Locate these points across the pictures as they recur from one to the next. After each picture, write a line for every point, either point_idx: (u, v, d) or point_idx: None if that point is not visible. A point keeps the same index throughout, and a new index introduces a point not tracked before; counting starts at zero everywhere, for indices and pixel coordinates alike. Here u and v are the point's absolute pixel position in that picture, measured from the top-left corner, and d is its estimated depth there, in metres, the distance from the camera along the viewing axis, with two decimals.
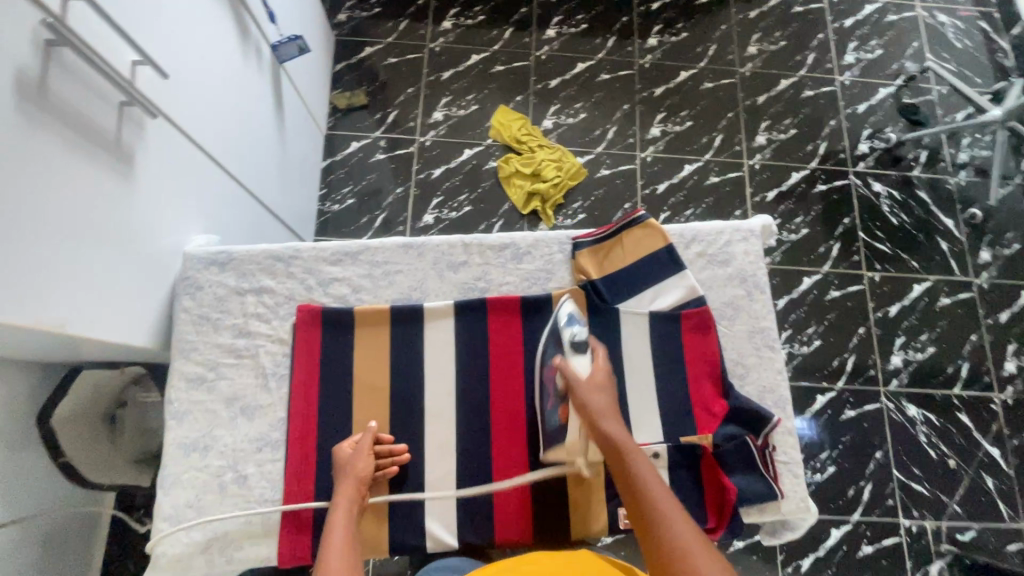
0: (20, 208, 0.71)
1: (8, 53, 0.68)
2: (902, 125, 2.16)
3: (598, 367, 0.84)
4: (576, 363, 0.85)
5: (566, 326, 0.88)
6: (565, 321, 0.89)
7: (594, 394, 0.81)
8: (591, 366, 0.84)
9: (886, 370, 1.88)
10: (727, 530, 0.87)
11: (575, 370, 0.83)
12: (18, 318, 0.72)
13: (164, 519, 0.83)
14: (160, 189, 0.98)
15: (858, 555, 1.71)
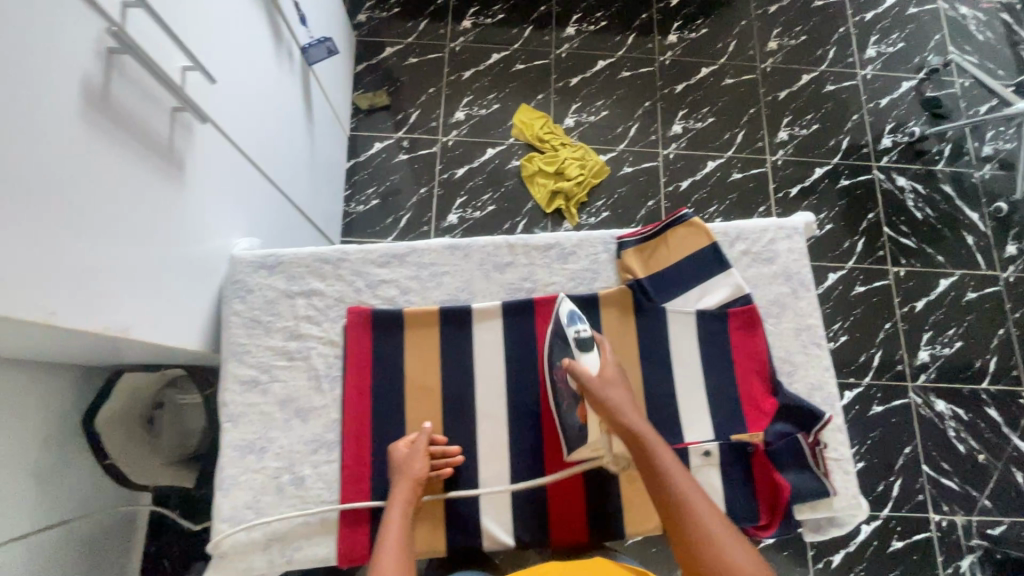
0: (85, 215, 0.72)
1: (74, 60, 0.68)
2: (925, 119, 2.15)
3: (608, 362, 0.86)
4: (585, 361, 0.86)
5: (568, 326, 0.88)
6: (566, 320, 0.89)
7: (612, 391, 0.83)
8: (600, 361, 0.86)
9: (913, 365, 1.88)
10: (780, 528, 0.88)
11: (586, 368, 0.85)
12: (88, 325, 0.73)
13: (224, 520, 0.84)
14: (208, 192, 0.99)
15: (888, 551, 1.71)
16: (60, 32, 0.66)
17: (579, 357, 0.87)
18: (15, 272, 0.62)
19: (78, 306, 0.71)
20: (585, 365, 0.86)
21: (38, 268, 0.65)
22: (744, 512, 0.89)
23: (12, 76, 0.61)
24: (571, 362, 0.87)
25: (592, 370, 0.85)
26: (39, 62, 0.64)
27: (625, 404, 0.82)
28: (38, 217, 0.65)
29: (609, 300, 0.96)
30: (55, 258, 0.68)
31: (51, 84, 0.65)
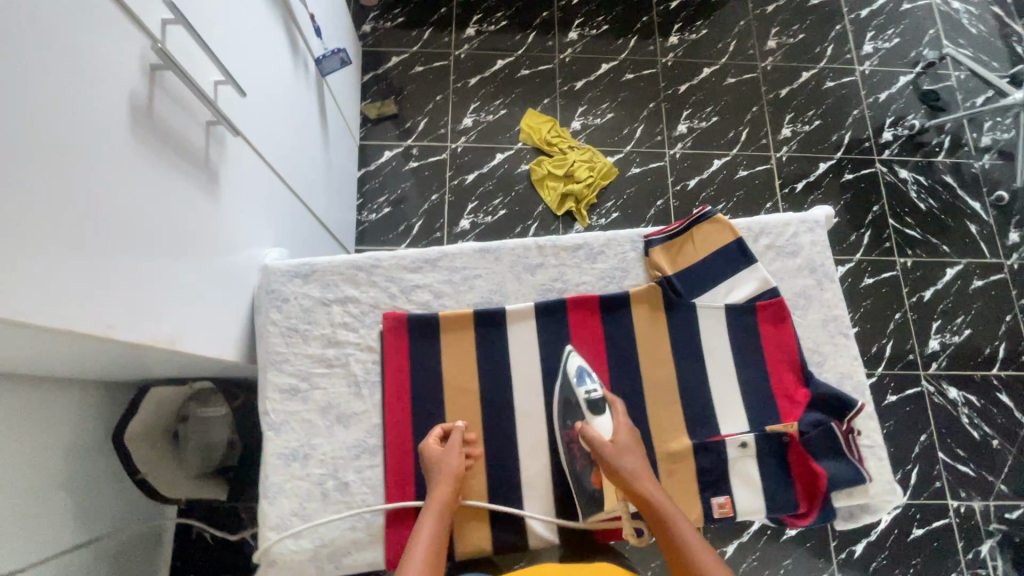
0: (133, 228, 0.73)
1: (120, 79, 0.70)
2: (923, 111, 2.19)
3: (620, 425, 0.87)
4: (597, 425, 0.88)
5: (579, 387, 0.90)
6: (577, 379, 0.91)
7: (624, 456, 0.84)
8: (613, 425, 0.87)
9: (925, 354, 1.90)
10: (818, 516, 0.89)
11: (598, 433, 0.86)
12: (140, 337, 0.74)
13: (272, 528, 0.85)
14: (239, 204, 1.00)
15: (909, 538, 1.72)
16: (107, 50, 0.68)
17: (591, 421, 0.88)
18: (72, 287, 0.63)
19: (131, 318, 0.72)
20: (598, 430, 0.87)
21: (92, 281, 0.66)
22: (782, 501, 0.91)
23: (65, 96, 0.62)
24: (584, 426, 0.88)
25: (605, 435, 0.87)
26: (89, 81, 0.65)
27: (637, 470, 0.83)
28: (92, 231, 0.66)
29: (639, 298, 0.98)
30: (109, 271, 0.69)
31: (100, 102, 0.67)
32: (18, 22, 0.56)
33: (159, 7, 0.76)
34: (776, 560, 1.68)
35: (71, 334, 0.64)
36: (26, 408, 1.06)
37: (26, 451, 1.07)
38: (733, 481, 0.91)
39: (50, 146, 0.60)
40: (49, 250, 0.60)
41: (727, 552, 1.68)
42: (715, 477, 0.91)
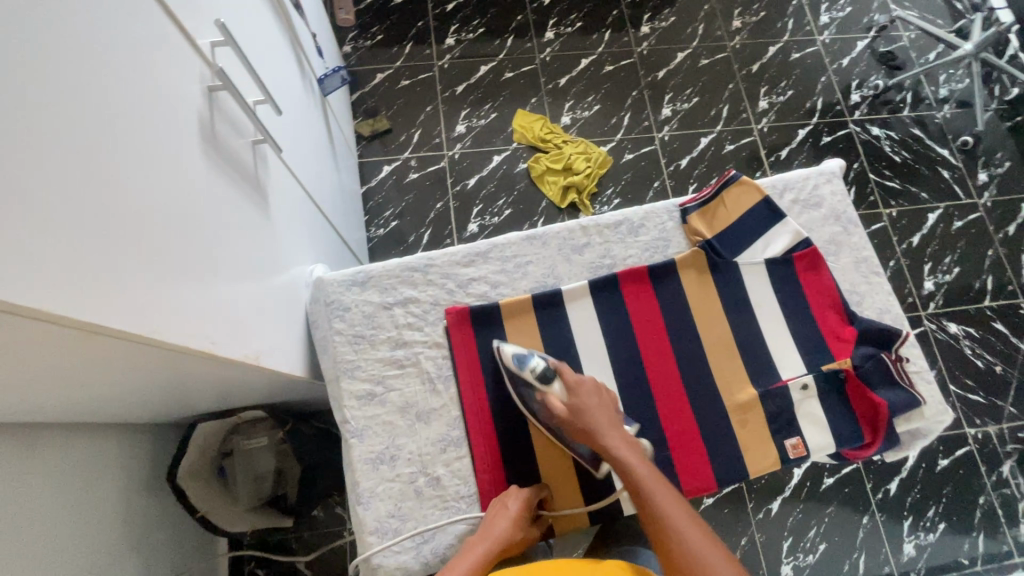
0: (216, 248, 0.76)
1: (186, 99, 0.72)
2: (883, 71, 2.32)
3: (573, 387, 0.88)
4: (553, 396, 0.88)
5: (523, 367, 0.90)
6: (518, 364, 0.90)
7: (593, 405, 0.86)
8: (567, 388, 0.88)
9: (922, 295, 2.01)
10: (884, 443, 0.94)
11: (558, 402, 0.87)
12: (235, 353, 0.77)
13: (372, 533, 0.85)
14: (286, 220, 1.02)
15: (937, 470, 1.81)
16: (176, 73, 0.70)
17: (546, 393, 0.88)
18: (180, 306, 0.65)
19: (227, 335, 0.75)
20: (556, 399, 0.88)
21: (196, 299, 0.69)
22: (847, 433, 0.96)
23: (150, 116, 0.64)
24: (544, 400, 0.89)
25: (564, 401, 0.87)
26: (165, 100, 0.67)
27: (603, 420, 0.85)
28: (189, 253, 0.69)
29: (685, 263, 1.02)
30: (206, 291, 0.71)
31: (174, 121, 0.68)
32: (106, 44, 0.57)
33: (209, 30, 0.79)
34: (819, 510, 1.74)
35: (186, 353, 0.67)
36: (77, 457, 1.03)
37: (82, 500, 1.04)
38: (801, 422, 0.96)
39: (145, 165, 0.62)
40: (161, 272, 0.63)
41: (774, 509, 1.73)
42: (784, 421, 0.96)
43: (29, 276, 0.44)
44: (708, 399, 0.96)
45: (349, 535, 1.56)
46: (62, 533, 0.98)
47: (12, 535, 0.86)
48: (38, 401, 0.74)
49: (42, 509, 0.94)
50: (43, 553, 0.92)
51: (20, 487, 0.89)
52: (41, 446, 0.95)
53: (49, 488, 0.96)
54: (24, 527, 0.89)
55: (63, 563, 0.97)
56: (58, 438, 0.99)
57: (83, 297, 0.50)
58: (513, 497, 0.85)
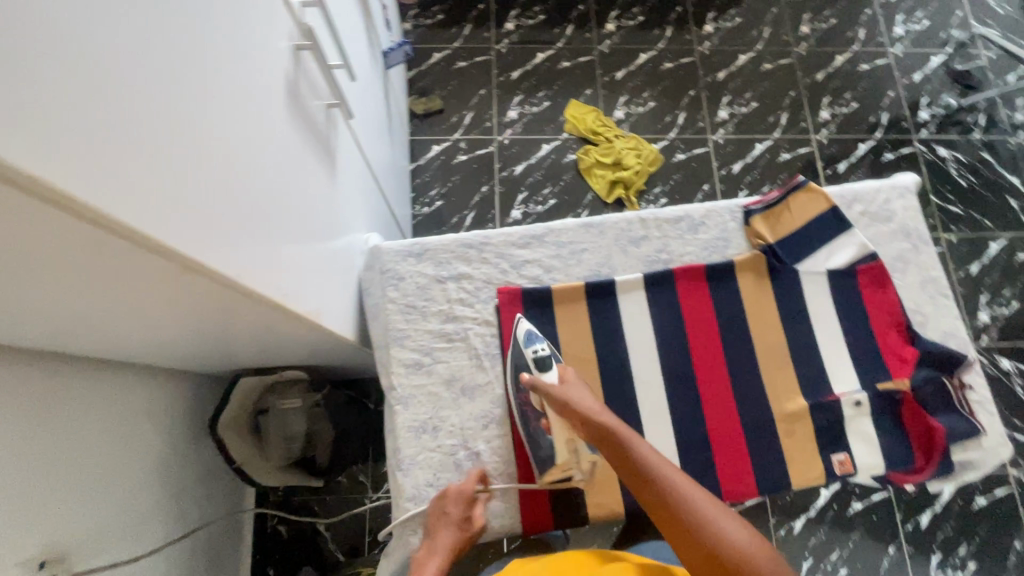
0: (289, 203, 0.78)
1: (275, 57, 0.73)
2: (957, 90, 2.22)
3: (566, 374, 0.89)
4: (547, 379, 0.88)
5: (527, 346, 0.90)
6: (524, 340, 0.91)
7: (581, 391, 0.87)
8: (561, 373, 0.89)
9: (975, 327, 1.93)
10: (937, 470, 0.91)
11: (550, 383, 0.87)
12: (300, 307, 0.79)
13: (409, 499, 0.86)
14: (348, 186, 1.04)
15: (973, 508, 1.74)
16: (270, 28, 0.72)
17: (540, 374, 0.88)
18: (260, 254, 0.68)
19: (295, 289, 0.78)
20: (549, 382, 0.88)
21: (272, 251, 0.71)
22: (898, 456, 0.93)
23: (243, 67, 0.65)
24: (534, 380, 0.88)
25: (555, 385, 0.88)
26: (257, 53, 0.69)
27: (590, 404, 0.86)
28: (268, 205, 0.71)
29: (744, 266, 1.00)
30: (280, 243, 0.74)
31: (263, 74, 0.70)
32: None
33: None
34: (843, 533, 1.70)
35: (263, 302, 0.70)
36: (123, 396, 1.08)
37: (127, 438, 1.09)
38: (850, 438, 0.93)
39: (237, 115, 0.64)
40: (246, 220, 0.65)
41: (796, 527, 1.70)
42: (832, 436, 0.93)
43: (141, 205, 0.46)
44: (755, 406, 0.94)
45: (371, 504, 1.58)
46: (103, 469, 1.02)
47: (55, 465, 0.90)
48: (114, 334, 0.78)
49: (90, 441, 0.98)
50: (85, 482, 0.97)
51: (63, 422, 0.92)
52: (84, 383, 0.98)
53: (99, 423, 1.01)
54: (70, 456, 0.93)
55: (100, 498, 1.01)
56: (107, 375, 1.04)
57: (185, 235, 0.52)
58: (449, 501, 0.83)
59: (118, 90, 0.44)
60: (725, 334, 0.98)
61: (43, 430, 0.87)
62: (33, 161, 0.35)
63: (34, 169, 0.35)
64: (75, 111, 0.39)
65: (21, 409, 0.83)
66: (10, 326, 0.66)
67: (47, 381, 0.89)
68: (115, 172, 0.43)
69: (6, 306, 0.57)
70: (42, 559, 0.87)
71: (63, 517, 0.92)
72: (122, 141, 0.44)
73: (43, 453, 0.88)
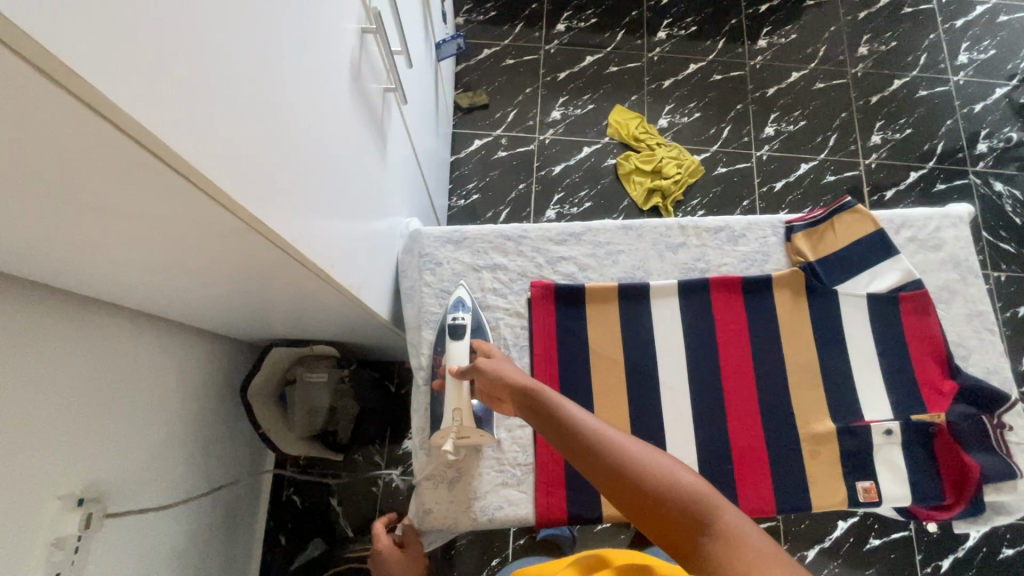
0: (340, 178, 0.80)
1: (343, 37, 0.77)
2: (1020, 124, 2.13)
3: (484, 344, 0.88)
4: (455, 348, 0.89)
5: (450, 311, 0.92)
6: (451, 306, 0.93)
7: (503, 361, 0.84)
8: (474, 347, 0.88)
9: (1018, 371, 1.85)
10: (968, 509, 0.87)
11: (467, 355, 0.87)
12: (340, 278, 0.82)
13: (426, 478, 0.88)
14: (396, 170, 1.06)
15: (999, 558, 1.67)
16: (342, 11, 0.75)
17: (451, 342, 0.90)
18: (308, 221, 0.70)
19: (336, 260, 0.80)
20: (455, 349, 0.89)
21: (319, 220, 0.74)
22: (926, 490, 0.90)
23: (313, 43, 0.69)
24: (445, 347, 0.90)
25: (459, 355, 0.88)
26: (327, 32, 0.72)
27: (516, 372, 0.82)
28: (321, 177, 0.74)
29: (782, 282, 0.99)
30: (327, 214, 0.76)
31: (330, 52, 0.73)
32: None
33: None
34: (858, 568, 1.65)
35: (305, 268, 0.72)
36: (164, 352, 1.13)
37: (165, 392, 1.14)
38: (877, 467, 0.91)
39: (302, 85, 0.67)
40: (298, 186, 0.67)
41: (809, 557, 1.66)
42: (860, 462, 0.91)
43: (203, 152, 0.48)
44: (782, 423, 0.93)
45: (383, 483, 1.61)
46: (140, 419, 1.07)
47: (96, 409, 0.95)
48: (167, 287, 0.82)
49: (131, 390, 1.04)
50: (122, 427, 1.02)
51: (108, 369, 0.97)
52: (129, 335, 1.03)
53: (140, 374, 1.06)
54: (111, 401, 0.98)
55: (134, 447, 1.05)
56: (152, 330, 1.09)
57: (242, 190, 0.55)
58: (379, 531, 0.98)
59: (195, 40, 0.46)
60: (756, 349, 0.97)
61: (89, 374, 0.93)
62: (109, 87, 0.38)
63: (106, 91, 0.38)
64: (155, 55, 0.42)
65: (72, 352, 0.89)
66: (80, 266, 0.71)
67: (97, 327, 0.95)
68: (182, 114, 0.45)
69: (82, 246, 0.62)
70: (81, 496, 0.92)
71: (101, 459, 0.96)
72: (194, 91, 0.46)
73: (87, 396, 0.92)
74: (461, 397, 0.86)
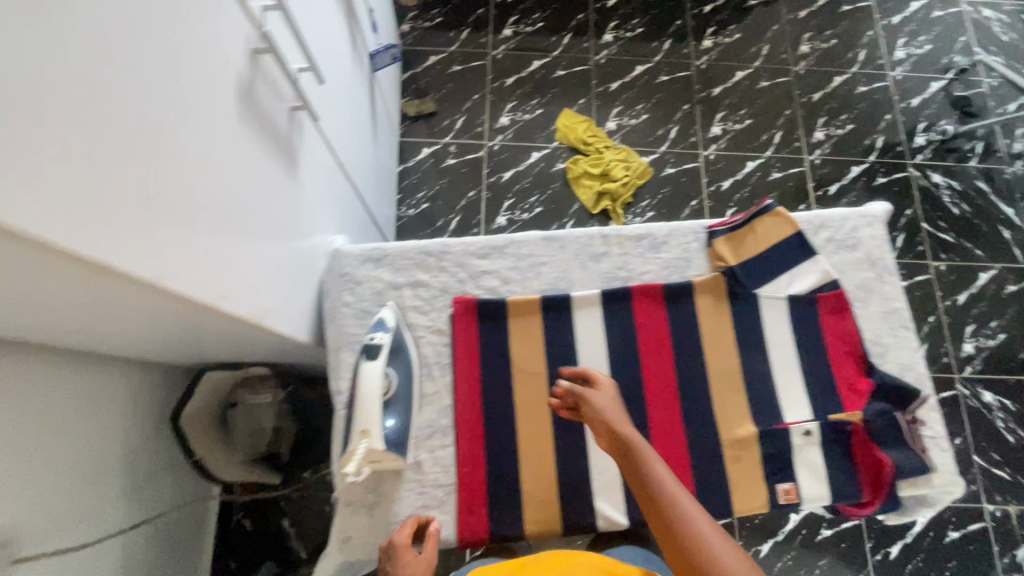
0: (239, 207, 0.77)
1: (228, 59, 0.73)
2: (956, 117, 2.19)
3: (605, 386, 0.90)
4: (369, 368, 0.86)
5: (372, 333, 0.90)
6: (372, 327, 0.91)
7: (611, 405, 0.87)
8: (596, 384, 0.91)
9: (959, 357, 1.90)
10: (883, 505, 0.90)
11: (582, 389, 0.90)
12: (245, 309, 0.77)
13: (346, 505, 0.87)
14: (312, 189, 1.03)
15: (945, 541, 1.72)
16: (223, 33, 0.72)
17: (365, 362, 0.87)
18: (198, 257, 0.67)
19: (239, 292, 0.76)
20: (369, 370, 0.86)
21: (214, 254, 0.70)
22: (844, 488, 0.92)
23: (188, 71, 0.65)
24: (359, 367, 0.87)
25: (373, 376, 0.85)
26: (206, 58, 0.69)
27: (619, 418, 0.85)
28: (213, 209, 0.70)
29: (703, 288, 0.99)
30: (224, 246, 0.72)
31: (211, 77, 0.70)
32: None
33: None
34: (811, 559, 1.68)
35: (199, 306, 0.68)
36: (84, 385, 1.08)
37: (86, 426, 1.09)
38: (797, 468, 0.92)
39: (179, 117, 0.63)
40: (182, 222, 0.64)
41: (763, 550, 1.68)
42: (779, 464, 0.92)
43: (41, 206, 0.44)
44: (704, 430, 0.94)
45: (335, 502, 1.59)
46: (59, 457, 1.02)
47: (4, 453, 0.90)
48: (54, 328, 0.77)
49: (46, 428, 0.99)
50: (37, 469, 0.97)
51: (22, 408, 0.93)
52: (42, 370, 0.98)
53: (57, 411, 1.01)
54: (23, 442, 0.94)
55: (51, 488, 1.01)
56: (69, 363, 1.04)
57: (102, 239, 0.51)
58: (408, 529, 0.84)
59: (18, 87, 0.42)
60: (679, 356, 0.97)
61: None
62: None
63: None
64: None
65: None
66: None
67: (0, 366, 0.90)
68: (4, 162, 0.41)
69: None
70: None
71: (12, 503, 0.92)
72: (22, 143, 0.43)
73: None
74: (370, 418, 0.83)
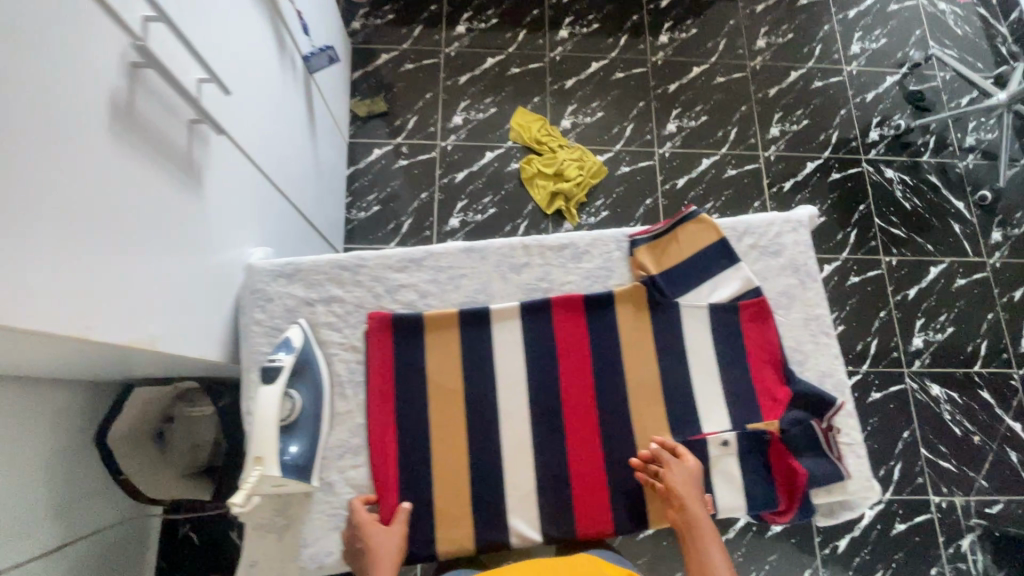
0: (123, 230, 0.73)
1: (100, 75, 0.69)
2: (909, 111, 2.20)
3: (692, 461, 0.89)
4: (265, 391, 0.83)
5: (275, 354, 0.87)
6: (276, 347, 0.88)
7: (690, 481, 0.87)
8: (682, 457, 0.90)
9: (908, 352, 1.93)
10: (796, 513, 0.91)
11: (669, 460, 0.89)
12: (131, 336, 0.73)
13: (255, 528, 0.87)
14: (223, 203, 0.99)
15: (892, 534, 1.75)
16: (91, 48, 0.68)
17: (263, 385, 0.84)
18: (67, 288, 0.63)
19: (123, 319, 0.72)
20: (265, 393, 0.83)
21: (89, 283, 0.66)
22: (760, 497, 0.93)
23: (50, 92, 0.61)
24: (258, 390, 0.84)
25: (268, 400, 0.82)
26: (73, 76, 0.65)
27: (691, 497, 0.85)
28: (86, 235, 0.66)
29: (624, 298, 0.98)
30: (102, 273, 0.69)
31: (80, 96, 0.66)
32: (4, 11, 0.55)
33: (140, 3, 0.76)
34: (760, 554, 1.70)
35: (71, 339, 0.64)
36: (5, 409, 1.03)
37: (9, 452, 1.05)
38: (714, 478, 0.93)
39: (38, 142, 0.59)
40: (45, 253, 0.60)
41: None
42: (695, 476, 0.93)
43: None
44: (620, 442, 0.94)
45: None
46: None
47: None
48: None
49: None
50: None
51: None
52: None
53: None
54: None
55: None
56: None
57: None
58: (358, 507, 0.87)
59: None
60: (598, 368, 0.96)
61: None
62: None
63: None
64: None
65: None
66: None
67: None
68: None
69: None
70: None
71: None
72: None
73: None
74: (263, 444, 0.80)
